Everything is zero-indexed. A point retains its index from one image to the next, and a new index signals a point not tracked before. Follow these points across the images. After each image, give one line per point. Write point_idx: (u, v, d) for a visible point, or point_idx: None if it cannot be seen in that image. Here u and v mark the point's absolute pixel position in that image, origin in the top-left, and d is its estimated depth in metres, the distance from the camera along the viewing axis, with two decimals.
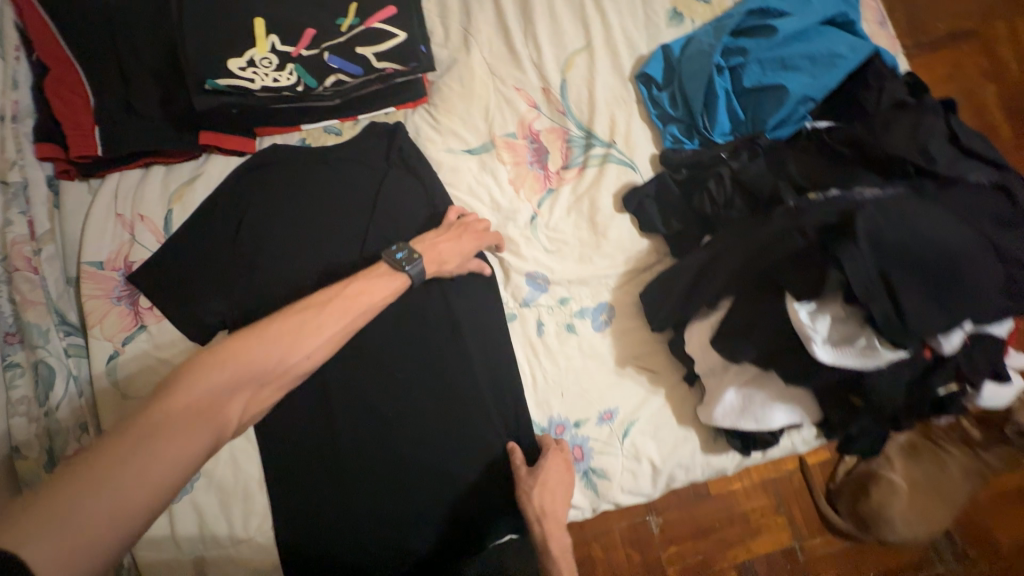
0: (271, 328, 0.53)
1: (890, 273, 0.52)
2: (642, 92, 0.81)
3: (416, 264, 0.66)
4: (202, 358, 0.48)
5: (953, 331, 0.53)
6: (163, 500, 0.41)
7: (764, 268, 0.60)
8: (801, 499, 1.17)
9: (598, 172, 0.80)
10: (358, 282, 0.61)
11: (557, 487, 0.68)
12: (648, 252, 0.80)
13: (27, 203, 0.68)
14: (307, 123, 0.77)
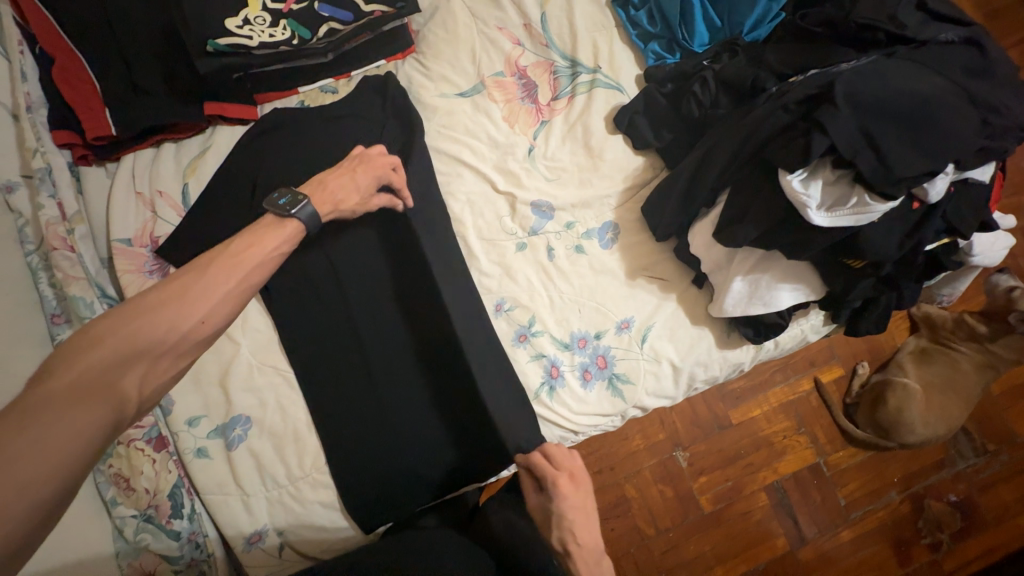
0: (149, 297, 0.47)
1: (868, 127, 0.57)
2: (620, 16, 0.84)
3: (305, 208, 0.61)
4: (73, 342, 0.43)
5: (937, 178, 0.58)
6: (71, 478, 0.39)
7: (756, 146, 0.65)
8: (821, 416, 1.22)
9: (587, 98, 0.83)
10: (244, 238, 0.56)
11: (576, 514, 0.65)
12: (644, 168, 0.84)
13: (55, 187, 0.72)
14: (303, 85, 0.81)
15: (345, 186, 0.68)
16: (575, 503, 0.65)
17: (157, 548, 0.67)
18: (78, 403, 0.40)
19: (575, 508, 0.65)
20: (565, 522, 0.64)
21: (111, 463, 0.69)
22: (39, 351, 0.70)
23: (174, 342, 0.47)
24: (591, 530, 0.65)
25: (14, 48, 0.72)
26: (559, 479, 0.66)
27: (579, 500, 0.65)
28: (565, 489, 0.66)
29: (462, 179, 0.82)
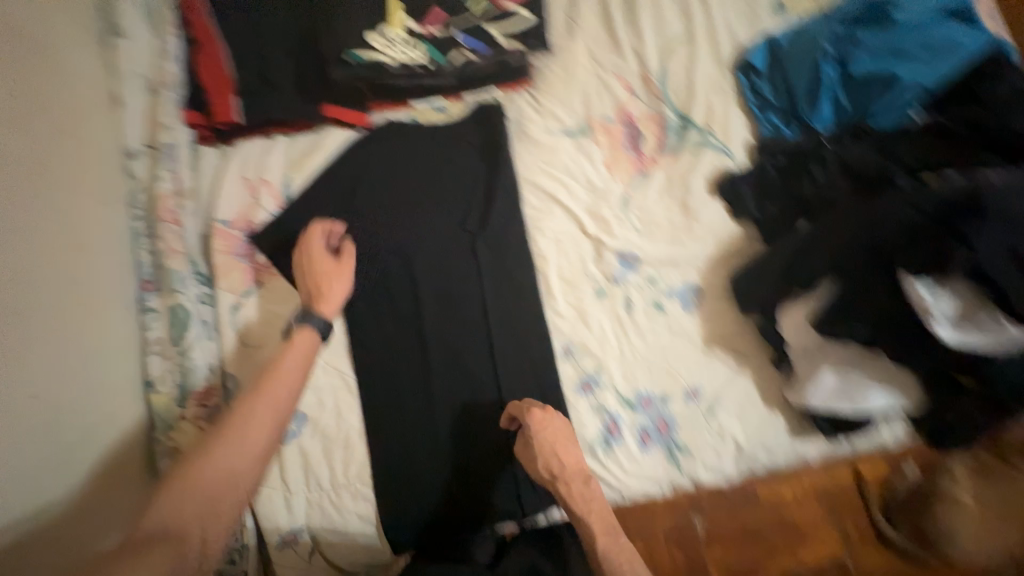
0: (222, 432, 0.58)
1: (1018, 248, 0.54)
2: (741, 81, 0.82)
3: (315, 319, 0.69)
4: (175, 480, 0.54)
5: None
6: None
7: (879, 243, 0.62)
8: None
9: (693, 158, 0.82)
10: (293, 365, 0.65)
11: (556, 442, 0.69)
12: (740, 236, 0.81)
13: (176, 162, 0.76)
14: (417, 101, 0.82)
15: (326, 279, 0.73)
16: (555, 432, 0.69)
17: None
18: (152, 553, 0.48)
19: (558, 442, 0.69)
20: (548, 446, 0.68)
21: (170, 437, 0.69)
22: (123, 315, 0.72)
23: (225, 491, 0.55)
24: (579, 460, 0.69)
25: (169, 30, 0.79)
26: (533, 416, 0.69)
27: (558, 428, 0.70)
28: (541, 420, 0.69)
29: (551, 216, 0.81)
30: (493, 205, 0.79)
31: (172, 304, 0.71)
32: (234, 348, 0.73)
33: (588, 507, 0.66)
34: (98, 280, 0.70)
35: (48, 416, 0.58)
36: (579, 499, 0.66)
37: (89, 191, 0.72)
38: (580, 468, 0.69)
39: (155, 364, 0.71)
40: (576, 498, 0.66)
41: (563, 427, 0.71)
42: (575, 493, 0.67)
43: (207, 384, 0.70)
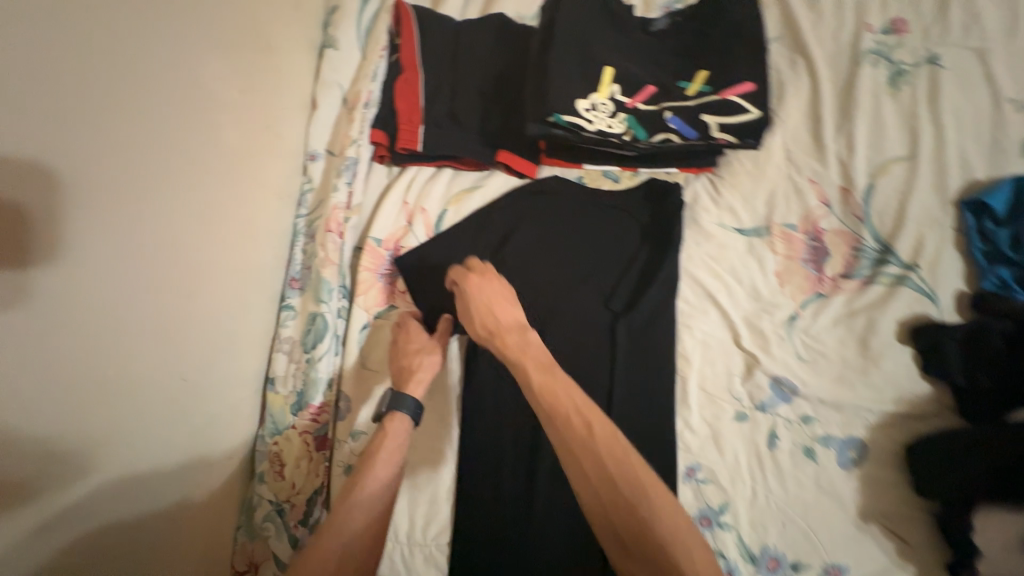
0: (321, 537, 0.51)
1: None
2: (967, 221, 0.70)
3: (404, 400, 0.62)
4: None
5: None
6: None
7: None
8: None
9: (885, 293, 0.71)
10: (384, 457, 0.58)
11: (491, 301, 0.64)
12: (927, 399, 0.68)
13: (354, 177, 0.77)
14: (589, 163, 0.79)
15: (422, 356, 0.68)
16: (490, 293, 0.64)
17: (274, 545, 0.67)
18: None
19: (500, 300, 0.64)
20: (490, 309, 0.63)
21: (275, 441, 0.70)
22: (267, 308, 0.75)
23: None
24: (545, 359, 0.57)
25: (378, 51, 0.81)
26: (469, 278, 0.66)
27: (494, 289, 0.65)
28: (480, 283, 0.65)
29: (705, 316, 0.74)
30: (645, 289, 0.73)
31: (314, 311, 0.72)
32: (354, 366, 0.74)
33: (557, 390, 0.53)
34: (257, 271, 0.72)
35: (179, 409, 0.58)
36: (533, 370, 0.56)
37: (272, 185, 0.75)
38: (522, 326, 0.62)
39: (281, 363, 0.73)
40: (526, 379, 0.55)
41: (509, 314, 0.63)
42: (547, 388, 0.53)
43: (322, 399, 0.70)
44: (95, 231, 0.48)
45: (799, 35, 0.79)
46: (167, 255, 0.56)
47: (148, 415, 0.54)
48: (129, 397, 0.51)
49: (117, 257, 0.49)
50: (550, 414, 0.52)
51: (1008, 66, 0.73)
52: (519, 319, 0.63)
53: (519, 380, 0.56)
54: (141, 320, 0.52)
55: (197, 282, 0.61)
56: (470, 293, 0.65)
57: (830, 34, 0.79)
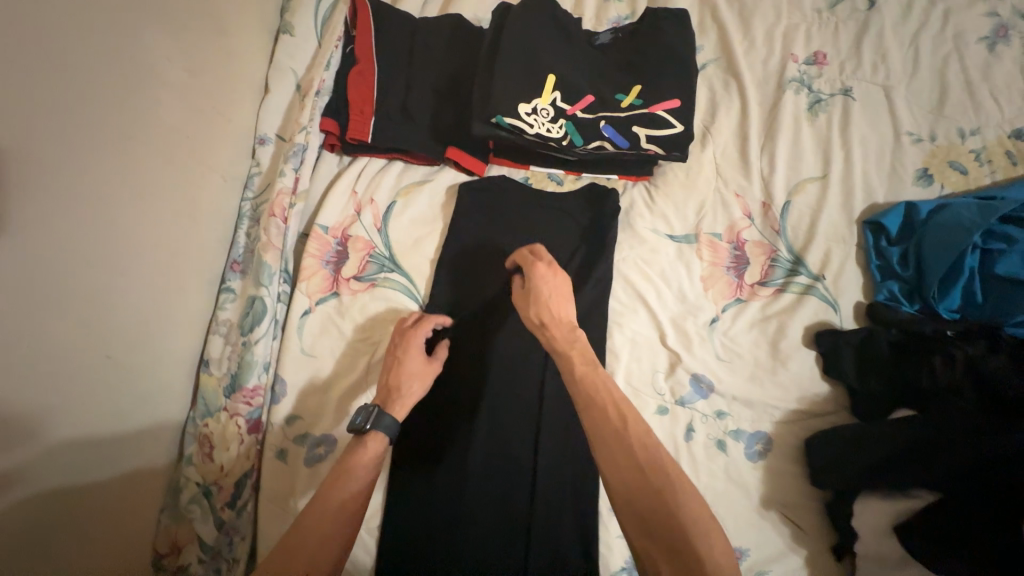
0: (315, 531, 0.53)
1: None
2: (867, 240, 0.78)
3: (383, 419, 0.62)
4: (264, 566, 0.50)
5: None
6: None
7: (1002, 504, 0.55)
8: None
9: (796, 300, 0.78)
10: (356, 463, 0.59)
11: (552, 297, 0.66)
12: (826, 398, 0.76)
13: (301, 163, 0.77)
14: (536, 165, 0.83)
15: (412, 368, 0.68)
16: (552, 289, 0.66)
17: (198, 528, 0.66)
18: None
19: (564, 298, 0.66)
20: (544, 302, 0.65)
21: (206, 424, 0.69)
22: (205, 289, 0.74)
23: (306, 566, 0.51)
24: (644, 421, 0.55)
25: (333, 41, 0.81)
26: (538, 266, 0.68)
27: (559, 283, 0.67)
28: (547, 279, 0.67)
29: (634, 315, 0.78)
30: (580, 288, 0.77)
31: (253, 294, 0.72)
32: (293, 350, 0.75)
33: (671, 479, 0.50)
34: (196, 252, 0.72)
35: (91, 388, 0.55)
36: (630, 428, 0.54)
37: (217, 166, 0.75)
38: (585, 353, 0.61)
39: (217, 345, 0.72)
40: (616, 436, 0.53)
41: (566, 296, 0.66)
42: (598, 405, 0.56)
43: (257, 382, 0.69)
44: (20, 198, 0.46)
45: (733, 60, 0.86)
46: (94, 235, 0.55)
47: (68, 393, 0.52)
48: (50, 372, 0.50)
49: (42, 231, 0.49)
50: (639, 484, 0.50)
51: (908, 102, 0.82)
52: (592, 353, 0.61)
53: (605, 439, 0.53)
54: (64, 294, 0.51)
55: (129, 260, 0.60)
56: (538, 279, 0.67)
57: (760, 61, 0.86)
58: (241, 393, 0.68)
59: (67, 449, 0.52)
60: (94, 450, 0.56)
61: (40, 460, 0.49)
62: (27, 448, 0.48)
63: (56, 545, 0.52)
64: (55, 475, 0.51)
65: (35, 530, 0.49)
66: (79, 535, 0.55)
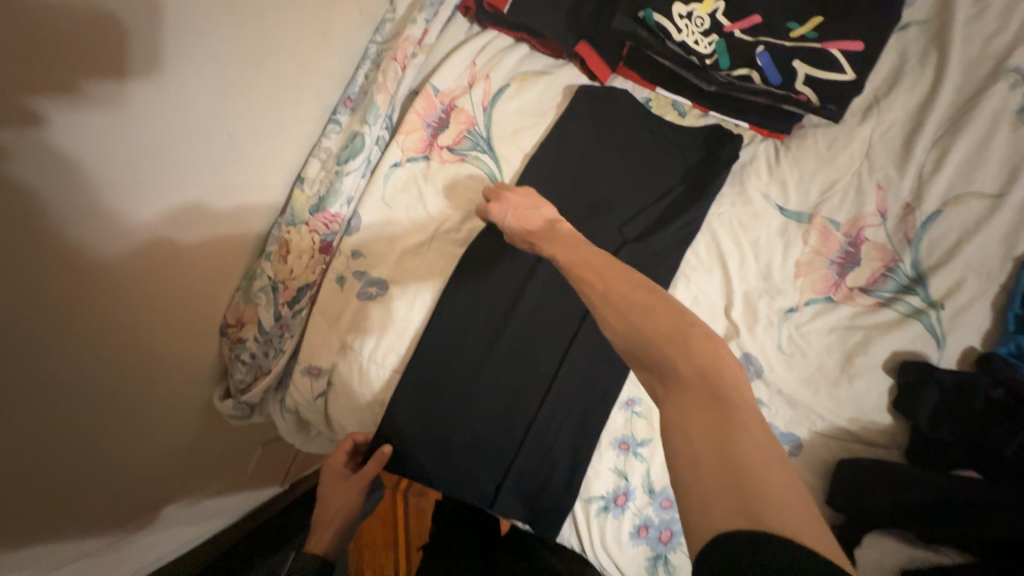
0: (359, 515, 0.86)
1: None
2: (1020, 283, 0.66)
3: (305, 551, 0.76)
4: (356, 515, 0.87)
5: None
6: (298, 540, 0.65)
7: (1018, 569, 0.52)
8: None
9: (896, 320, 0.69)
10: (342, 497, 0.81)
11: (521, 214, 0.67)
12: (881, 430, 0.69)
13: (433, 16, 0.77)
14: (663, 89, 0.77)
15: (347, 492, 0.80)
16: (520, 204, 0.67)
17: (260, 312, 0.74)
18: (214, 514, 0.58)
19: (534, 202, 0.68)
20: (512, 222, 0.66)
21: (288, 231, 0.76)
22: (317, 115, 0.79)
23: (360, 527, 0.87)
24: (637, 289, 0.49)
25: None
26: (495, 206, 0.68)
27: (523, 197, 0.68)
28: (510, 200, 0.68)
29: (707, 275, 0.74)
30: (660, 228, 0.73)
31: (356, 130, 0.76)
32: (376, 197, 0.79)
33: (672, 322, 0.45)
34: (317, 73, 0.76)
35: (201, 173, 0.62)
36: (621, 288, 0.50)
37: None
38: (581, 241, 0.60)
39: (314, 167, 0.79)
40: (613, 306, 0.49)
41: (535, 200, 0.68)
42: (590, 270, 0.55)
43: (339, 210, 0.75)
44: None
45: (947, 26, 0.70)
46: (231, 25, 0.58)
47: (185, 173, 0.59)
48: (187, 152, 0.59)
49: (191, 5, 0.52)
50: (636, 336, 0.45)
51: None
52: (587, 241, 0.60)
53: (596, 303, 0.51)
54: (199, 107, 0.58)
55: (263, 56, 0.64)
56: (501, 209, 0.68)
57: (982, 36, 0.69)
58: (324, 214, 0.74)
59: (188, 220, 0.63)
60: (206, 225, 0.66)
61: (165, 222, 0.59)
62: (156, 207, 0.58)
63: (164, 290, 0.64)
64: (177, 239, 0.62)
65: (148, 277, 0.61)
66: (179, 286, 0.66)
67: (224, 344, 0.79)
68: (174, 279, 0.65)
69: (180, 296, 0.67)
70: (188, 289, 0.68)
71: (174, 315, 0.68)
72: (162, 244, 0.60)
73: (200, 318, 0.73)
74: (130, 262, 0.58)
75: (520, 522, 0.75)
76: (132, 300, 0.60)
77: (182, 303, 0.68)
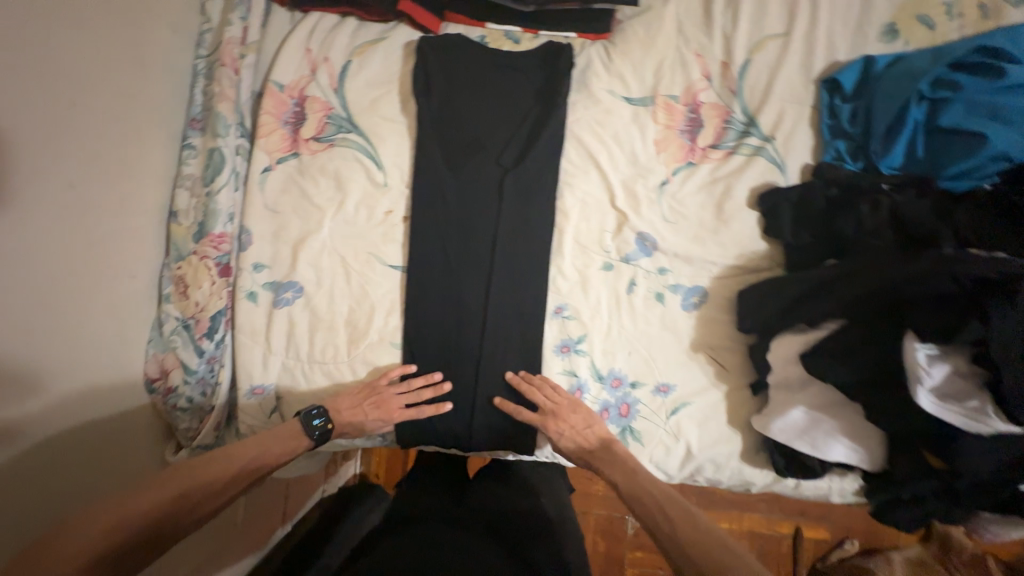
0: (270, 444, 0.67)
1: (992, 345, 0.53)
2: (822, 99, 0.78)
3: (319, 429, 0.69)
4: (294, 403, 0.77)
5: (935, 364, 0.56)
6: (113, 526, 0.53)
7: (877, 317, 0.62)
8: (783, 565, 1.21)
9: (745, 162, 0.79)
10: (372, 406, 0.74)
11: (576, 430, 0.74)
12: (762, 256, 0.79)
13: (248, 12, 0.78)
14: (492, 23, 0.82)
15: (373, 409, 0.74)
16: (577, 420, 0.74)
17: (180, 354, 0.74)
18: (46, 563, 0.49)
19: (580, 428, 0.74)
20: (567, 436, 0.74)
21: (180, 266, 0.75)
22: (166, 143, 0.77)
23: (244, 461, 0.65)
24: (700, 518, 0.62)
25: None
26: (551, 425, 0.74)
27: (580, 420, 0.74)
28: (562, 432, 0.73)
29: (586, 178, 0.81)
30: (530, 149, 0.79)
31: (211, 146, 0.75)
32: (259, 206, 0.78)
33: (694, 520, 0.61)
34: (149, 100, 0.73)
35: (52, 232, 0.59)
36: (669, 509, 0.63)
37: (162, 15, 0.75)
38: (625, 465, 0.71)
39: (183, 197, 0.77)
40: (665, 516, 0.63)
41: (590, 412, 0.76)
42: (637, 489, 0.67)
43: (223, 229, 0.74)
44: None
45: None
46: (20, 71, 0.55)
47: (31, 237, 0.57)
48: (23, 221, 0.56)
49: None
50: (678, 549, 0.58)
51: None
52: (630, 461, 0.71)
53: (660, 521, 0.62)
54: (20, 164, 0.55)
55: (76, 90, 0.62)
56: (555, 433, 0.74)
57: None
58: (208, 237, 0.73)
59: (49, 297, 0.59)
60: (75, 292, 0.63)
61: (25, 305, 0.56)
62: (13, 279, 0.55)
63: (61, 363, 0.61)
64: (44, 318, 0.59)
65: (39, 358, 0.58)
66: (74, 365, 0.63)
67: (155, 401, 0.77)
68: (65, 360, 0.62)
69: (82, 381, 0.64)
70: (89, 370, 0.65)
71: (85, 393, 0.65)
72: (37, 326, 0.58)
73: (117, 379, 0.70)
74: (11, 343, 0.55)
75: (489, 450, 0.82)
76: (28, 402, 0.57)
77: (90, 375, 0.66)
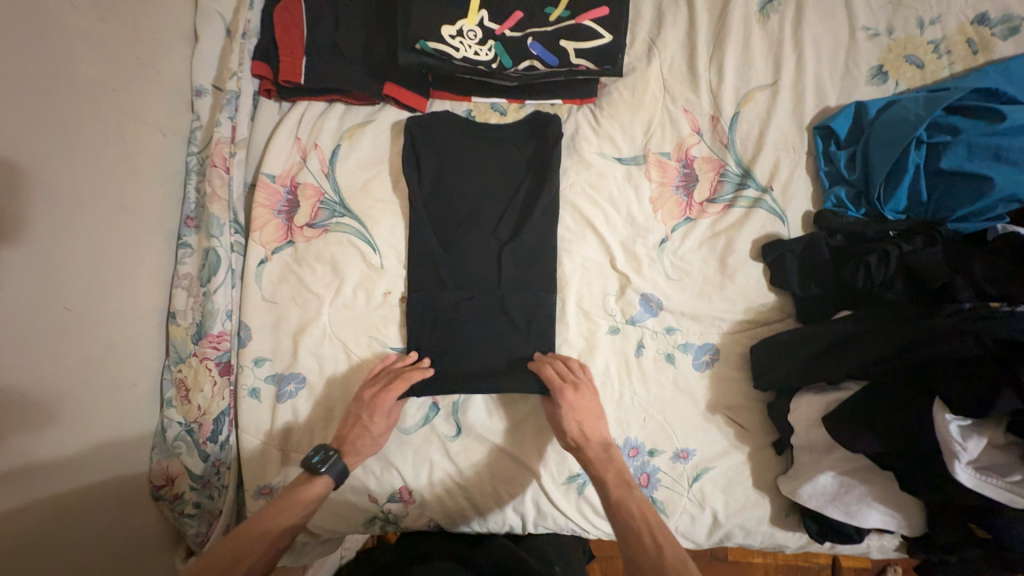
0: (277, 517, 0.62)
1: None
2: (817, 145, 0.77)
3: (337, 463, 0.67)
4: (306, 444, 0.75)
5: (970, 438, 0.53)
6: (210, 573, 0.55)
7: (904, 382, 0.59)
8: None
9: (744, 214, 0.78)
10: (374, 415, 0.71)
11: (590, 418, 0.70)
12: (771, 308, 0.77)
13: (236, 110, 0.79)
14: (477, 96, 0.82)
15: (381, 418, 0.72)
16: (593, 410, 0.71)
17: (186, 460, 0.73)
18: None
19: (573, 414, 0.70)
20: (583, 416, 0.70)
21: (180, 369, 0.75)
22: (161, 244, 0.77)
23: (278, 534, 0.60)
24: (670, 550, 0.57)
25: None
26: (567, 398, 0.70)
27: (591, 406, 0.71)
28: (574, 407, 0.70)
29: (584, 242, 0.80)
30: (524, 219, 0.78)
31: (206, 246, 0.75)
32: (258, 300, 0.78)
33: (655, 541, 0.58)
34: (142, 207, 0.73)
35: (50, 364, 0.58)
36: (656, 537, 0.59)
37: (154, 121, 0.75)
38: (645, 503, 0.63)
39: (181, 298, 0.77)
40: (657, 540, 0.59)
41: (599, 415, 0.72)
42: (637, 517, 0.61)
43: (222, 328, 0.74)
44: None
45: None
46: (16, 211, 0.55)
47: (31, 375, 0.56)
48: (19, 361, 0.54)
49: None
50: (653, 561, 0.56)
51: None
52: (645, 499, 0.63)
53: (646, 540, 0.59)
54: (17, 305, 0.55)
55: (71, 215, 0.62)
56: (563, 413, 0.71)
57: None
58: (206, 340, 0.73)
59: (44, 429, 0.57)
60: (71, 419, 0.61)
61: (21, 444, 0.54)
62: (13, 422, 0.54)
63: (60, 492, 0.59)
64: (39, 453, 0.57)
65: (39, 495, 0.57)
66: (69, 494, 0.61)
67: (162, 509, 0.75)
68: (62, 495, 0.60)
69: (79, 522, 0.62)
70: (93, 504, 0.64)
71: (83, 517, 0.62)
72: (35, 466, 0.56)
73: (122, 495, 0.68)
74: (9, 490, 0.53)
75: (504, 526, 0.78)
76: (20, 559, 0.54)
77: (90, 495, 0.64)
